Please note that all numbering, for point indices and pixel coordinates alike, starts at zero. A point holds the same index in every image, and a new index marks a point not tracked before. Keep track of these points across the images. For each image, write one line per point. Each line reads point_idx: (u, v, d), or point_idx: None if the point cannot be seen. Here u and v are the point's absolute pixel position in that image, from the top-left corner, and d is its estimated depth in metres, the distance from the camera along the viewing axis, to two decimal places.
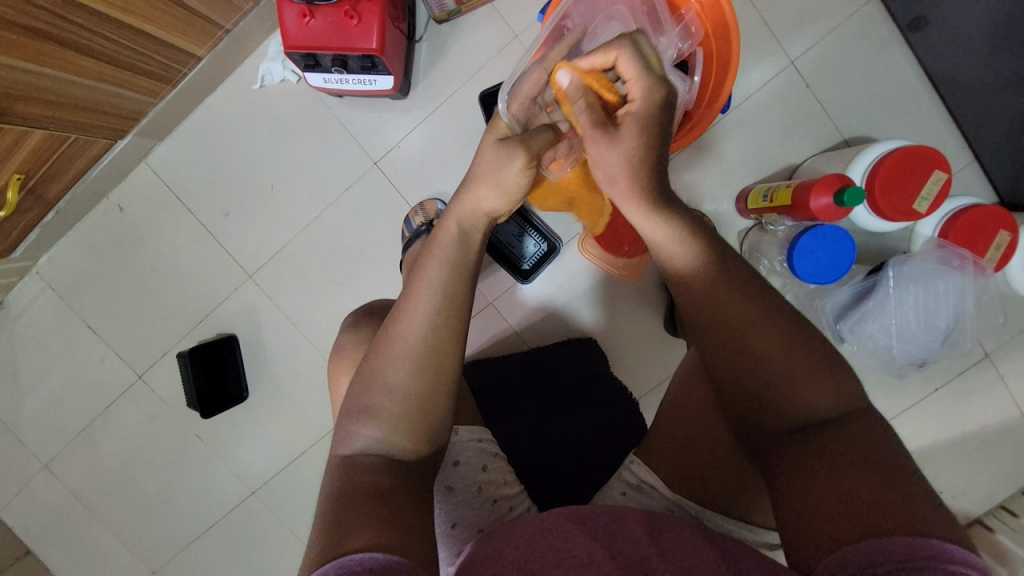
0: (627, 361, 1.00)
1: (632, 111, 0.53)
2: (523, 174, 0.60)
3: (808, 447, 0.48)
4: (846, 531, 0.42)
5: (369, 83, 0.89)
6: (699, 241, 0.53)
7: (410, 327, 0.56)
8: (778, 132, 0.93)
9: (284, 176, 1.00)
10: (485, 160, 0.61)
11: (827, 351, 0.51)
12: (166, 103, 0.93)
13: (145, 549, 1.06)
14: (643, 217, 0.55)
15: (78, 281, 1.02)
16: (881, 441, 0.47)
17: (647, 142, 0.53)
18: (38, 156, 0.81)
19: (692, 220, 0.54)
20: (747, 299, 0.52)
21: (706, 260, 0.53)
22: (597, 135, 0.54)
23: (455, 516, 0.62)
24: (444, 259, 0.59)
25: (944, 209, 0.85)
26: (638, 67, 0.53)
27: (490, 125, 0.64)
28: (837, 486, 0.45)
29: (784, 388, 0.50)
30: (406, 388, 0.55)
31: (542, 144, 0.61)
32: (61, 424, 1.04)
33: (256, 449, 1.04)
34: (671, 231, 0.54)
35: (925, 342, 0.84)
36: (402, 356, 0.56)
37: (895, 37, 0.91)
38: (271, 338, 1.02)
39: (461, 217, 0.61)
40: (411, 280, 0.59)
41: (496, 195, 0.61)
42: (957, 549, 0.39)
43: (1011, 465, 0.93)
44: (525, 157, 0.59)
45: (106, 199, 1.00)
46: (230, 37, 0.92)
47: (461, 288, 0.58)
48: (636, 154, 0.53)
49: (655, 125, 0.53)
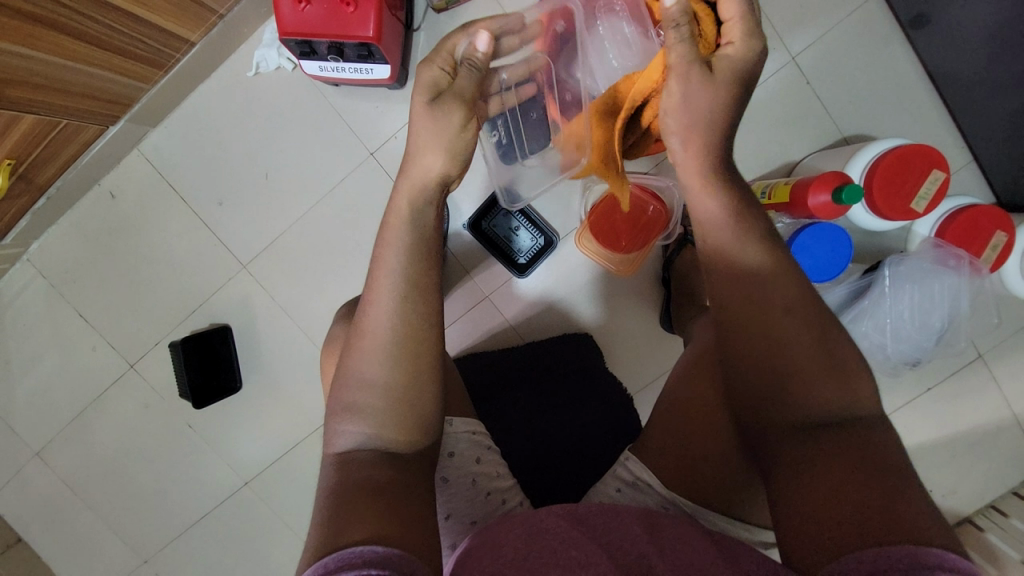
0: (622, 356, 1.00)
1: (728, 53, 0.56)
2: (466, 132, 0.59)
3: (810, 449, 0.48)
4: (848, 537, 0.42)
5: (366, 72, 0.87)
6: (746, 209, 0.55)
7: (378, 319, 0.55)
8: (776, 129, 0.93)
9: (279, 165, 0.98)
10: (423, 126, 0.59)
11: (832, 356, 0.50)
12: (159, 89, 0.91)
13: (137, 538, 1.06)
14: (710, 174, 0.57)
15: (69, 269, 1.01)
16: (883, 446, 0.47)
17: (729, 97, 0.56)
18: (28, 141, 0.79)
19: (738, 188, 0.57)
20: (742, 289, 0.53)
21: (741, 231, 0.54)
22: (683, 83, 0.56)
23: (450, 508, 0.62)
24: (395, 242, 0.57)
25: (941, 208, 0.85)
26: (744, 11, 0.55)
27: (417, 79, 0.60)
28: (841, 491, 0.45)
29: (792, 387, 0.50)
30: (384, 380, 0.54)
31: (472, 85, 0.60)
32: (52, 412, 1.04)
33: (249, 439, 1.04)
34: (711, 188, 0.56)
35: (920, 340, 0.84)
36: (374, 347, 0.55)
37: (897, 35, 0.90)
38: (265, 328, 1.01)
39: (410, 197, 0.59)
40: (370, 271, 0.58)
41: (444, 161, 0.59)
42: (959, 559, 0.38)
43: (1001, 465, 0.94)
44: (464, 113, 0.58)
45: (98, 185, 0.99)
46: (225, 23, 0.90)
47: (422, 273, 0.57)
48: (716, 103, 0.56)
49: (741, 76, 0.57)
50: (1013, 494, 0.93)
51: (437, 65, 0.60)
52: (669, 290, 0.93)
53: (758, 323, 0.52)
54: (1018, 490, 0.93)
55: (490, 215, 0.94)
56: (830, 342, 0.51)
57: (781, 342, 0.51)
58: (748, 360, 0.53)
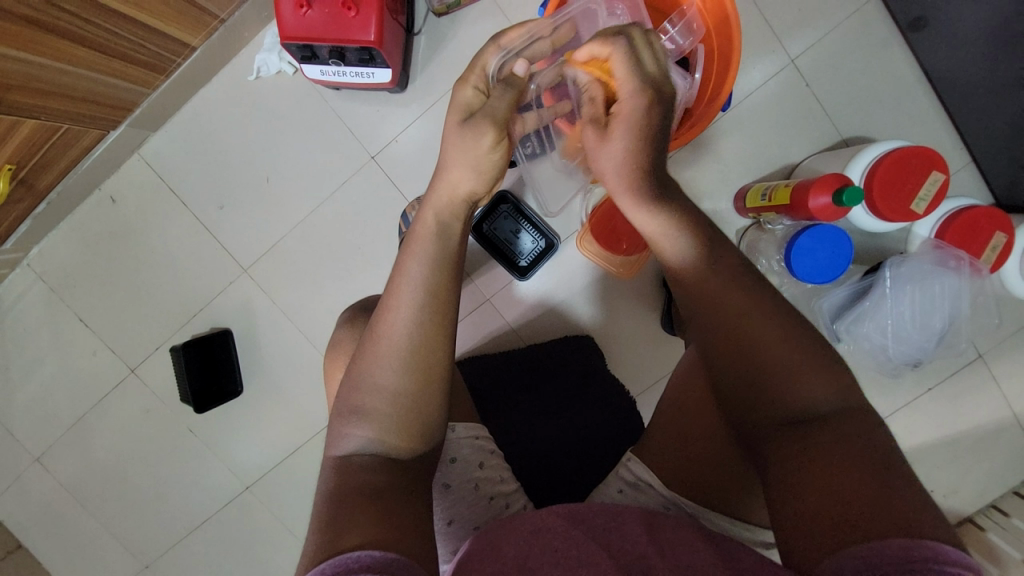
0: (623, 357, 1.00)
1: (619, 113, 0.55)
2: (495, 152, 0.58)
3: (791, 443, 0.49)
4: (840, 531, 0.43)
5: (367, 76, 0.88)
6: (712, 242, 0.55)
7: (395, 324, 0.55)
8: (776, 131, 0.93)
9: (280, 169, 0.98)
10: (453, 145, 0.58)
11: (806, 347, 0.51)
12: (160, 93, 0.92)
13: (137, 543, 1.06)
14: (653, 210, 0.56)
15: (70, 273, 1.01)
16: (866, 434, 0.47)
17: (631, 147, 0.55)
18: (30, 146, 0.79)
19: (685, 205, 0.56)
20: (748, 297, 0.52)
21: (705, 249, 0.55)
22: (615, 133, 0.56)
23: (452, 514, 0.62)
24: (424, 253, 0.57)
25: (941, 210, 0.85)
26: (629, 69, 0.54)
27: (452, 99, 0.61)
28: (826, 482, 0.45)
29: (766, 382, 0.51)
30: (395, 387, 0.54)
31: (506, 105, 0.58)
32: (52, 418, 1.03)
33: (250, 443, 1.03)
34: (656, 217, 0.56)
35: (920, 342, 0.84)
36: (389, 355, 0.54)
37: (895, 38, 0.91)
38: (266, 332, 1.01)
39: (438, 210, 0.59)
40: (393, 273, 0.58)
41: (470, 178, 0.59)
42: (952, 550, 0.39)
43: (1001, 464, 0.94)
44: (494, 132, 0.57)
45: (98, 190, 0.99)
46: (226, 27, 0.91)
47: (443, 285, 0.57)
48: (623, 157, 0.56)
49: (639, 131, 0.55)
50: (1014, 494, 0.93)
51: (471, 84, 0.60)
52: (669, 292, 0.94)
53: (771, 326, 0.51)
54: (1019, 489, 0.94)
55: (491, 217, 0.93)
56: (797, 334, 0.51)
57: (784, 345, 0.51)
58: (730, 360, 0.53)
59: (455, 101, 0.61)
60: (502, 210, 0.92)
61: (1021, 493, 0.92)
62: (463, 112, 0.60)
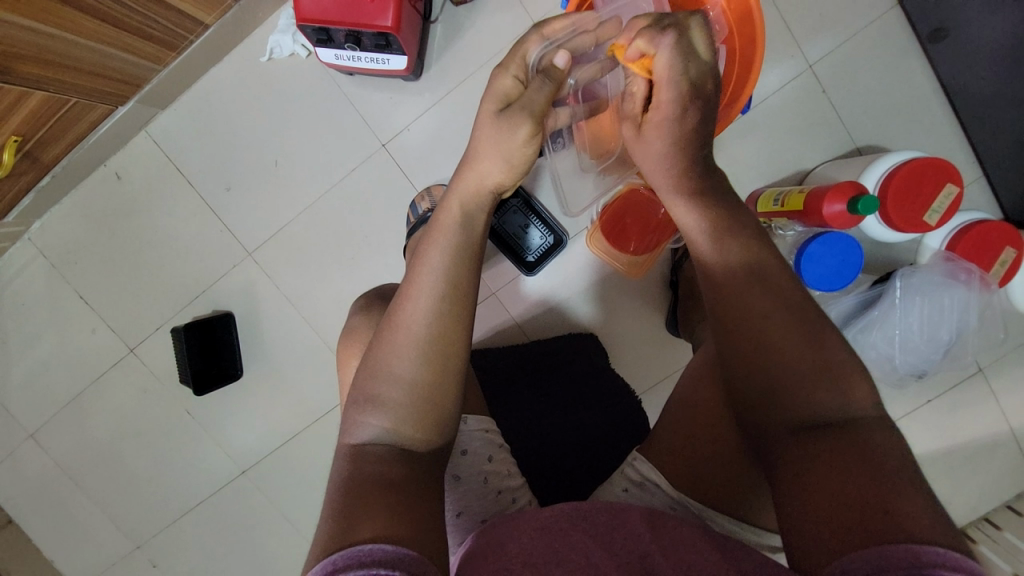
0: (627, 356, 1.00)
1: (656, 114, 0.59)
2: (529, 145, 0.59)
3: (809, 449, 0.48)
4: (846, 537, 0.42)
5: (382, 62, 0.87)
6: (731, 226, 0.56)
7: (413, 314, 0.54)
8: (791, 137, 0.93)
9: (290, 152, 0.97)
10: (487, 135, 0.59)
11: (827, 354, 0.50)
12: (171, 70, 0.90)
13: (131, 524, 1.05)
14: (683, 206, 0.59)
15: (72, 250, 0.99)
16: (884, 445, 0.47)
17: (668, 147, 0.59)
18: (37, 119, 0.78)
19: (716, 200, 0.58)
20: (776, 302, 0.52)
21: (730, 244, 0.55)
22: (651, 131, 0.60)
23: (461, 505, 0.61)
24: (447, 244, 0.57)
25: (953, 221, 0.85)
26: (669, 73, 0.55)
27: (490, 87, 0.61)
28: (841, 491, 0.45)
29: (787, 387, 0.50)
30: (412, 377, 0.53)
31: (545, 97, 0.59)
32: (49, 395, 1.02)
33: (249, 428, 1.03)
34: (688, 208, 0.58)
35: (927, 353, 0.85)
36: (406, 345, 0.54)
37: (913, 48, 0.90)
38: (268, 317, 1.00)
39: (463, 200, 0.59)
40: (414, 263, 0.57)
41: (500, 168, 0.59)
42: (963, 558, 0.38)
43: (997, 478, 0.95)
44: (530, 126, 0.58)
45: (104, 166, 0.98)
46: (240, 6, 0.89)
47: (465, 277, 0.56)
48: (659, 153, 0.60)
49: (676, 132, 0.58)
50: (1007, 508, 0.94)
51: (511, 73, 0.60)
52: (676, 294, 0.93)
53: (792, 330, 0.51)
54: (1013, 504, 0.94)
55: (501, 211, 0.92)
56: (817, 342, 0.51)
57: (792, 355, 0.50)
58: (748, 363, 0.52)
59: (490, 93, 0.61)
60: (511, 203, 0.91)
61: (1014, 507, 0.93)
62: (499, 103, 0.60)
